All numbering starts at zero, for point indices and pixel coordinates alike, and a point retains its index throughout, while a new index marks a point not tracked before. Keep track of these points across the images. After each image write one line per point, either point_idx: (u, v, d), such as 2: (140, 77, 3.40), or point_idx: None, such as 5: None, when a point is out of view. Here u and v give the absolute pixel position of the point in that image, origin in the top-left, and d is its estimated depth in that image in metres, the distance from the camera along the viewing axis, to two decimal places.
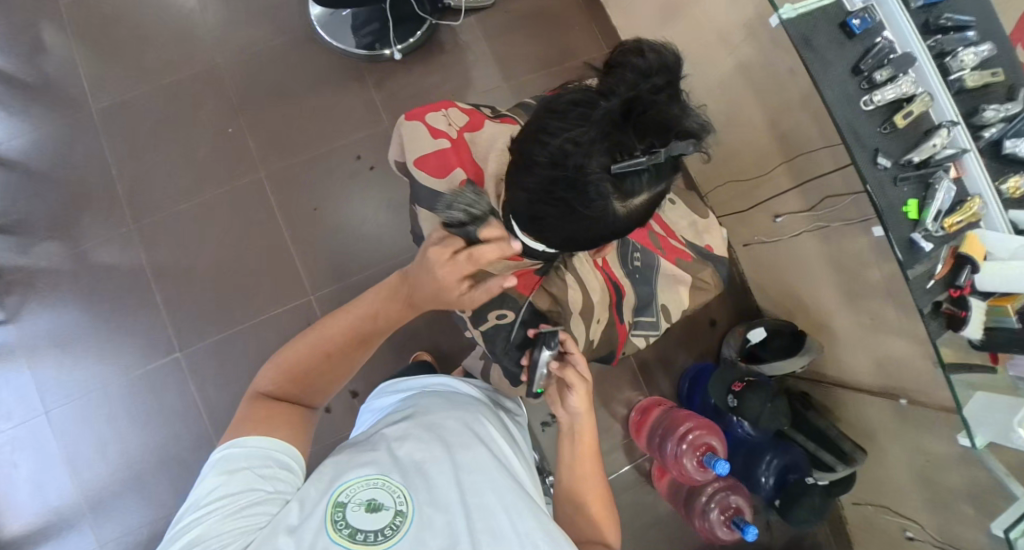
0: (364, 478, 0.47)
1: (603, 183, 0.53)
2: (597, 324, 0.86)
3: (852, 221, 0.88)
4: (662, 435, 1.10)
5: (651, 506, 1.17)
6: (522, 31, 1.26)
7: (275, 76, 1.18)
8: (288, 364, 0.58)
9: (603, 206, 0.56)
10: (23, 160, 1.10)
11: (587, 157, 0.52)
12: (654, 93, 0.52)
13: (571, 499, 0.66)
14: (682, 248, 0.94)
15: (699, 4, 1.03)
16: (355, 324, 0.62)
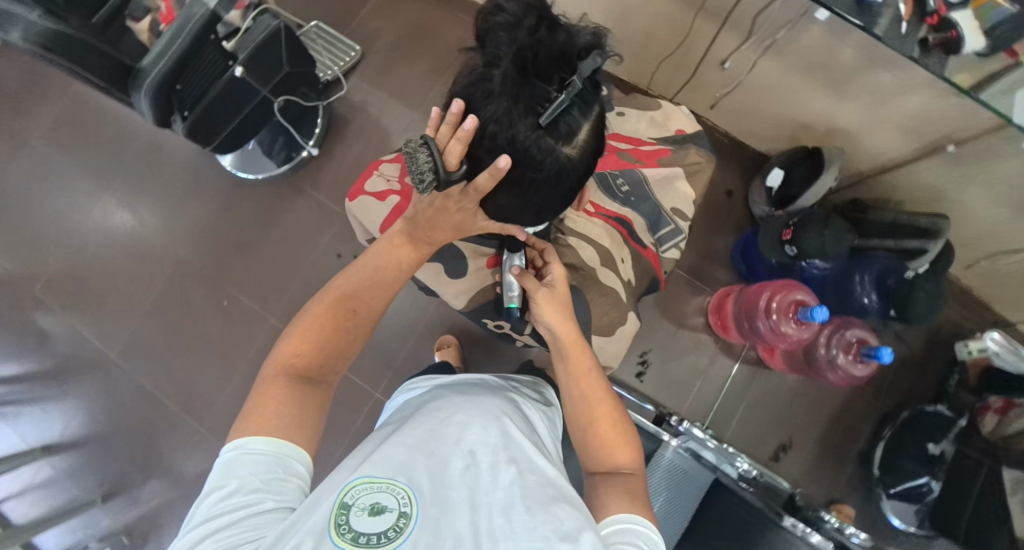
0: (369, 482, 0.48)
1: (543, 137, 0.52)
2: (624, 263, 0.80)
3: (795, 19, 0.82)
4: (745, 311, 1.06)
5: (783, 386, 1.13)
6: (400, 59, 1.25)
7: (231, 235, 1.22)
8: (297, 340, 0.59)
9: (551, 161, 0.54)
10: (84, 433, 1.17)
11: (513, 129, 0.51)
12: (535, 35, 0.50)
13: (580, 410, 0.61)
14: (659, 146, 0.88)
15: None
16: (357, 294, 0.63)
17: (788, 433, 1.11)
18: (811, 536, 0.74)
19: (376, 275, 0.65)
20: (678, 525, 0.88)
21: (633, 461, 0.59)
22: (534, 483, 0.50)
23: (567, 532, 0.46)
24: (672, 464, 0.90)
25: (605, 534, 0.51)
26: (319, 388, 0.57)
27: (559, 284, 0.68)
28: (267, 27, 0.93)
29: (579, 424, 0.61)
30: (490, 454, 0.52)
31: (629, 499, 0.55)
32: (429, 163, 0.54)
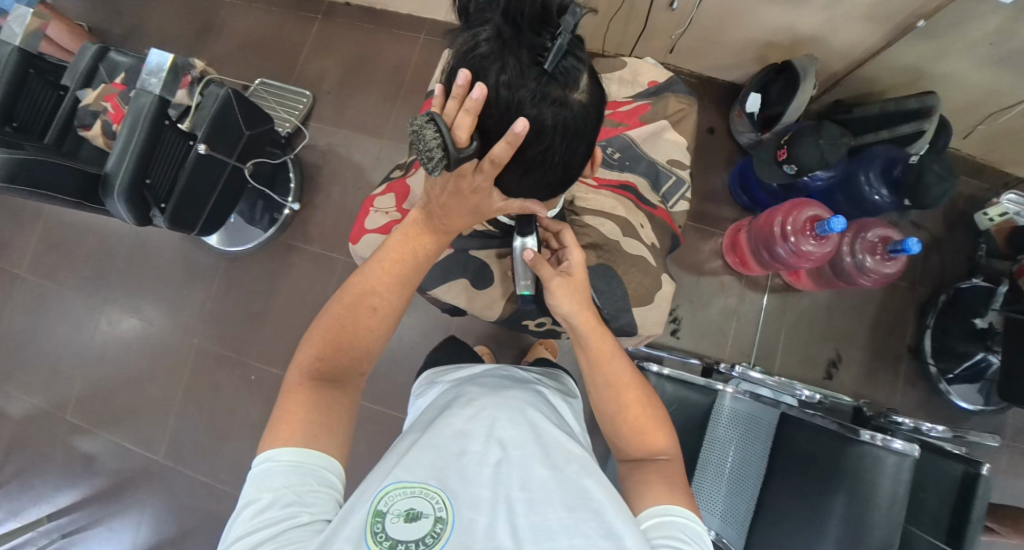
0: (402, 487, 0.47)
1: (551, 86, 0.45)
2: (644, 228, 0.75)
3: None
4: (761, 234, 1.03)
5: (817, 304, 1.11)
6: (353, 91, 1.23)
7: (239, 309, 1.21)
8: (321, 339, 0.58)
9: (566, 115, 0.47)
10: (154, 540, 1.16)
11: (518, 88, 0.45)
12: None
13: (610, 397, 0.60)
14: (638, 103, 0.83)
15: None
16: (377, 288, 0.60)
17: (835, 347, 1.10)
18: (893, 443, 0.72)
19: (393, 266, 0.61)
20: (757, 467, 0.88)
21: (668, 445, 0.58)
22: (569, 477, 0.49)
23: (608, 530, 0.45)
24: (733, 410, 0.93)
25: (646, 528, 0.51)
26: (345, 389, 0.58)
27: (576, 270, 0.64)
28: (216, 96, 0.92)
29: (609, 406, 0.60)
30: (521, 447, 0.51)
31: (665, 489, 0.54)
32: (437, 139, 0.46)
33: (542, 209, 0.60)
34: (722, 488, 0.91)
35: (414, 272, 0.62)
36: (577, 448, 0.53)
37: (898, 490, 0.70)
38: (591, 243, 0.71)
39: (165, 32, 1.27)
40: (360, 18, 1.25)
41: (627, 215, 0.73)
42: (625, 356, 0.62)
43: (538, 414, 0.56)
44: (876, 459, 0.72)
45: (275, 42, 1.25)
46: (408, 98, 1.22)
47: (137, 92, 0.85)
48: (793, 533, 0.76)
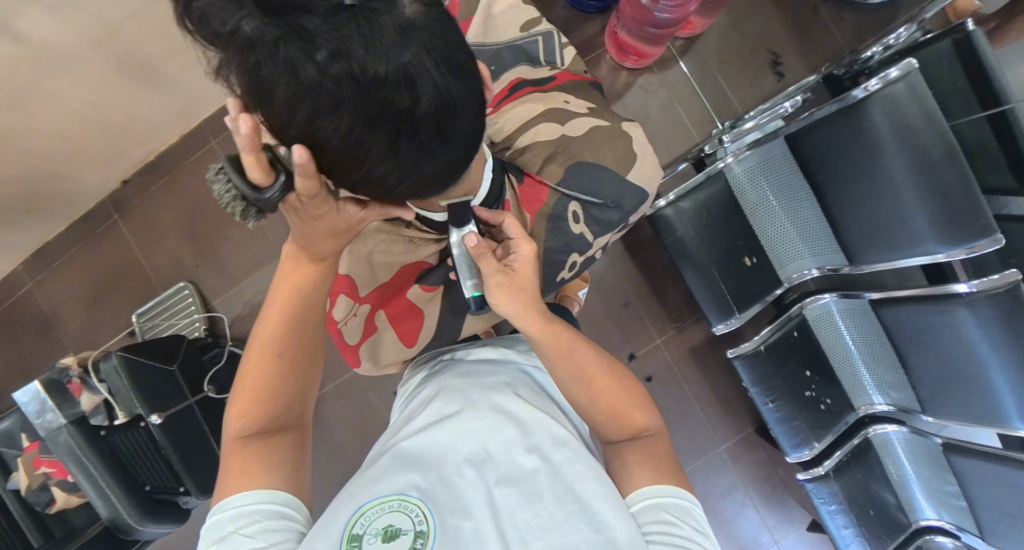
0: (378, 503, 0.46)
1: (372, 14, 0.32)
2: (571, 101, 0.66)
3: None
4: (637, 23, 0.97)
5: (724, 29, 1.07)
6: (217, 245, 1.10)
7: (325, 488, 1.13)
8: (242, 399, 0.52)
9: (419, 31, 0.33)
10: None
11: (344, 42, 0.32)
12: None
13: (579, 390, 0.57)
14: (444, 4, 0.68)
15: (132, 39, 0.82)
16: (273, 333, 0.53)
17: (766, 48, 1.07)
18: (890, 75, 0.73)
19: (283, 306, 0.54)
20: (801, 192, 0.88)
21: (653, 422, 0.58)
22: (553, 467, 0.49)
23: (598, 519, 0.46)
24: (748, 169, 0.90)
25: (636, 511, 0.51)
26: (289, 434, 0.53)
27: (521, 265, 0.55)
28: (114, 369, 0.81)
29: (581, 398, 0.57)
30: (504, 439, 0.50)
31: (653, 471, 0.54)
32: (230, 188, 0.43)
33: (408, 210, 0.51)
34: (792, 233, 0.90)
35: (308, 303, 0.55)
36: (560, 430, 0.53)
37: (924, 102, 0.72)
38: (546, 158, 0.64)
39: (5, 366, 1.07)
40: (150, 182, 1.09)
41: (549, 105, 0.65)
42: (586, 347, 0.59)
43: (516, 398, 0.54)
44: (887, 99, 0.74)
45: (110, 273, 1.09)
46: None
47: (49, 438, 0.73)
48: (869, 203, 0.80)
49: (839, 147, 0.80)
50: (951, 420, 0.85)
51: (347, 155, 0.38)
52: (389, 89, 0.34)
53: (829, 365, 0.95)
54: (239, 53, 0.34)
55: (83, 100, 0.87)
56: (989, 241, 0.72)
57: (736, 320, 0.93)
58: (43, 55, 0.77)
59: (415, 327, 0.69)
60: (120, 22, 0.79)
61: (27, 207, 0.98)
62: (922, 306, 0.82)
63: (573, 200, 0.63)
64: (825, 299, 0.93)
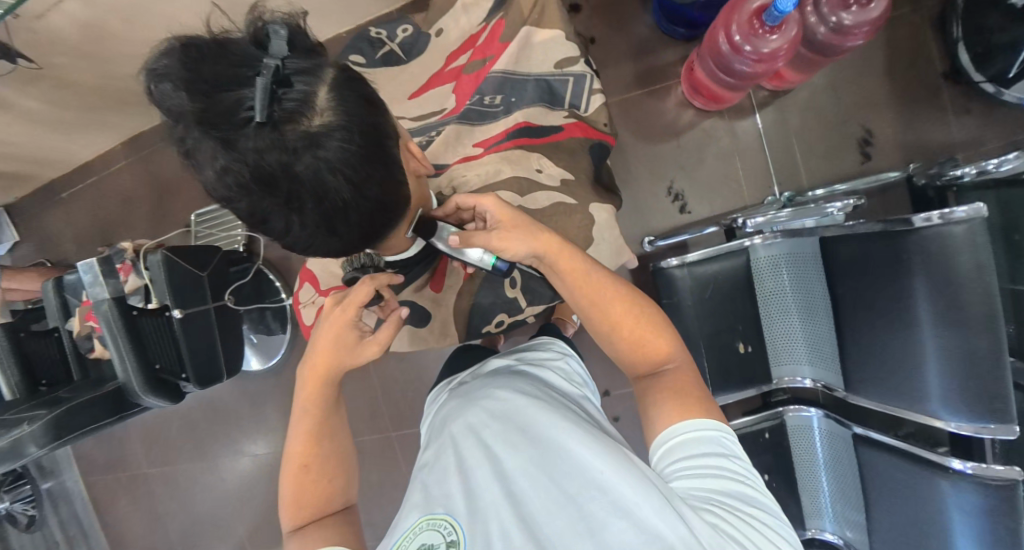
0: (412, 526, 0.44)
1: (282, 130, 0.41)
2: (544, 169, 0.69)
3: None
4: (713, 63, 0.91)
5: (816, 90, 0.96)
6: None
7: None
8: (288, 503, 0.58)
9: (319, 143, 0.41)
10: None
11: (257, 152, 0.41)
12: (183, 89, 0.42)
13: (598, 321, 0.57)
14: (492, 24, 0.75)
15: None
16: (306, 447, 0.59)
17: (860, 123, 0.95)
18: (954, 213, 0.64)
19: (306, 424, 0.60)
20: (821, 298, 0.83)
21: (675, 353, 0.56)
22: (572, 457, 0.43)
23: (621, 505, 0.39)
24: (772, 256, 0.87)
25: (664, 457, 0.48)
26: (330, 518, 0.57)
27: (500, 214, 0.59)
28: (157, 263, 0.94)
29: (601, 327, 0.57)
30: (510, 440, 0.46)
31: (679, 406, 0.50)
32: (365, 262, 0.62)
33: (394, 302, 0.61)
34: (799, 338, 0.86)
35: (322, 413, 0.60)
36: (565, 415, 0.47)
37: (980, 254, 0.63)
38: None
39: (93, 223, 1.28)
40: None
41: (517, 171, 0.68)
42: (598, 268, 0.58)
43: (515, 393, 0.51)
44: (941, 238, 0.65)
45: (182, 171, 1.23)
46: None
47: (93, 305, 0.89)
48: (888, 340, 0.73)
49: (874, 264, 0.74)
50: None
51: (261, 221, 0.47)
52: (293, 188, 0.42)
53: (795, 474, 0.90)
54: (185, 130, 0.44)
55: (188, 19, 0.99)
56: (1003, 429, 0.65)
57: (710, 401, 0.89)
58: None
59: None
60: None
61: (129, 99, 1.12)
62: (905, 462, 0.75)
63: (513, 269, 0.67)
64: (808, 412, 0.88)
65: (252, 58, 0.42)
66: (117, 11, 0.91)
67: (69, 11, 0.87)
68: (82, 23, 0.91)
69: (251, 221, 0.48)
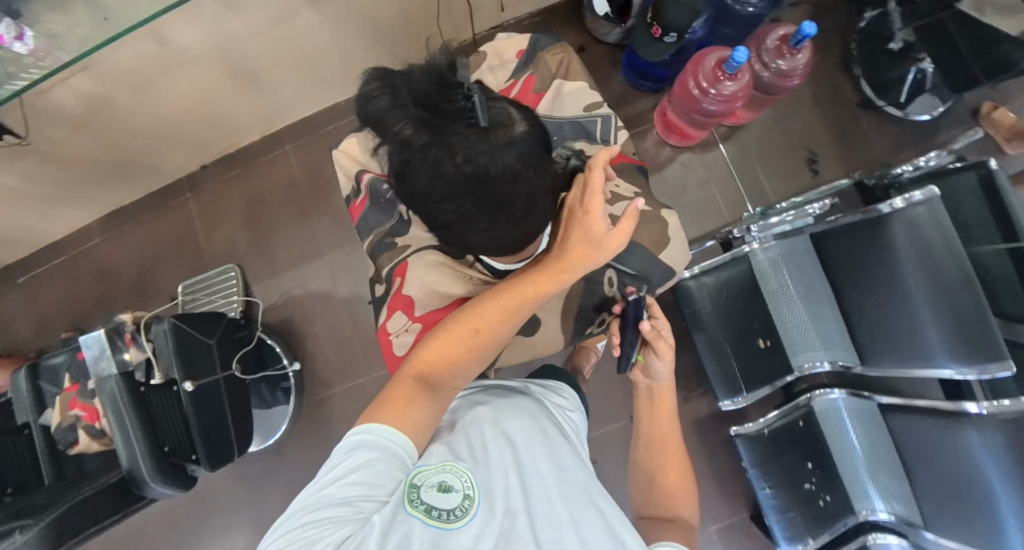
0: (436, 465, 0.50)
1: (495, 133, 0.45)
2: (619, 186, 0.77)
3: None
4: (684, 106, 1.06)
5: (765, 122, 1.14)
6: (270, 237, 1.20)
7: None
8: (428, 349, 0.59)
9: (522, 143, 0.47)
10: None
11: (476, 151, 0.45)
12: (406, 106, 0.46)
13: (653, 450, 0.68)
14: (523, 79, 0.86)
15: (245, 42, 0.97)
16: (489, 317, 0.60)
17: (806, 146, 1.13)
18: (914, 197, 0.81)
19: (505, 302, 0.61)
20: (822, 289, 0.95)
21: (689, 514, 0.63)
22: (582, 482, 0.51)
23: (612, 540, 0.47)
24: (771, 258, 0.98)
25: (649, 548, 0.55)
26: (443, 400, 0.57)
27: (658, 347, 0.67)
28: (163, 332, 0.89)
29: (652, 461, 0.68)
30: (533, 444, 0.53)
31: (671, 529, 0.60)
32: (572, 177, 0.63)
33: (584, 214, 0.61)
34: (807, 323, 0.95)
35: (522, 303, 0.61)
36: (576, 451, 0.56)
37: (945, 228, 0.79)
38: None
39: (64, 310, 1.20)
40: (225, 171, 1.23)
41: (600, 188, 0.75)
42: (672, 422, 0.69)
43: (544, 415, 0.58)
44: (911, 216, 0.82)
45: (171, 243, 1.21)
46: (318, 204, 1.21)
47: (97, 382, 0.81)
48: (887, 312, 0.86)
49: (864, 250, 0.88)
50: (958, 542, 0.83)
51: (456, 224, 0.50)
52: (499, 183, 0.47)
53: (832, 462, 0.96)
54: (395, 144, 0.47)
55: (193, 94, 1.04)
56: (997, 366, 0.74)
57: (743, 399, 0.97)
58: (173, 53, 0.93)
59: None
60: (242, 35, 0.97)
61: (119, 174, 1.13)
62: (931, 420, 0.85)
63: (610, 268, 0.71)
64: (834, 394, 0.98)
65: (455, 81, 0.47)
66: (125, 83, 0.94)
67: (76, 86, 0.89)
68: (86, 98, 0.92)
69: (451, 226, 0.51)
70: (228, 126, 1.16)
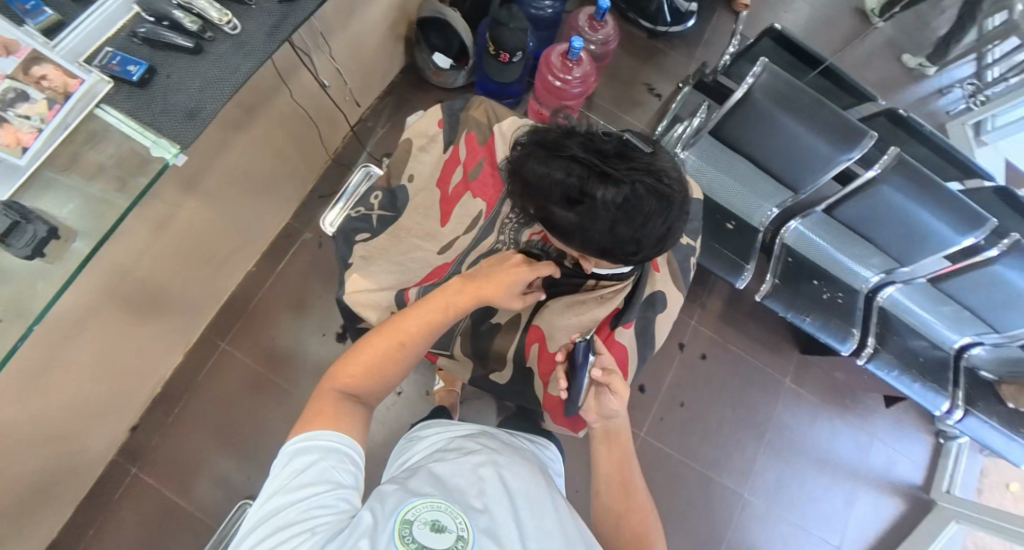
0: (428, 502, 0.47)
1: (648, 160, 0.63)
2: None
3: (311, 26, 0.94)
4: (554, 103, 1.24)
5: (608, 82, 1.36)
6: (264, 443, 1.11)
7: None
8: (360, 358, 0.59)
9: (661, 161, 0.64)
10: None
11: (647, 174, 0.61)
12: (585, 160, 0.61)
13: (621, 495, 0.62)
14: (463, 141, 1.06)
15: (128, 264, 0.87)
16: (411, 328, 0.62)
17: (644, 83, 1.37)
18: (756, 72, 0.99)
19: (427, 316, 0.63)
20: (736, 160, 1.19)
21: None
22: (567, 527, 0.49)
23: None
24: (695, 165, 1.21)
25: None
26: (361, 407, 0.57)
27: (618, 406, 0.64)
28: None
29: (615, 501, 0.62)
30: (529, 494, 0.51)
31: None
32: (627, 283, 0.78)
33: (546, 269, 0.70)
34: (744, 192, 1.22)
35: (441, 321, 0.64)
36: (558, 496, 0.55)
37: (786, 78, 0.99)
38: None
39: None
40: (163, 414, 1.10)
41: None
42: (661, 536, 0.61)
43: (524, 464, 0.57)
44: (762, 86, 1.00)
45: (152, 525, 1.04)
46: (289, 374, 1.16)
47: None
48: (793, 152, 1.08)
49: (750, 125, 1.07)
50: (921, 259, 1.12)
51: (643, 234, 0.64)
52: (668, 188, 0.62)
53: (823, 269, 1.23)
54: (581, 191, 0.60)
55: (89, 353, 0.88)
56: (868, 139, 0.98)
57: (748, 273, 1.17)
58: (58, 320, 0.79)
59: (627, 354, 0.86)
60: (129, 263, 0.87)
61: (44, 499, 0.93)
62: (857, 198, 1.10)
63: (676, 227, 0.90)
64: (793, 226, 1.24)
65: (596, 137, 0.65)
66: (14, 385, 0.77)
67: None
68: None
69: (637, 237, 0.64)
70: (145, 368, 1.04)
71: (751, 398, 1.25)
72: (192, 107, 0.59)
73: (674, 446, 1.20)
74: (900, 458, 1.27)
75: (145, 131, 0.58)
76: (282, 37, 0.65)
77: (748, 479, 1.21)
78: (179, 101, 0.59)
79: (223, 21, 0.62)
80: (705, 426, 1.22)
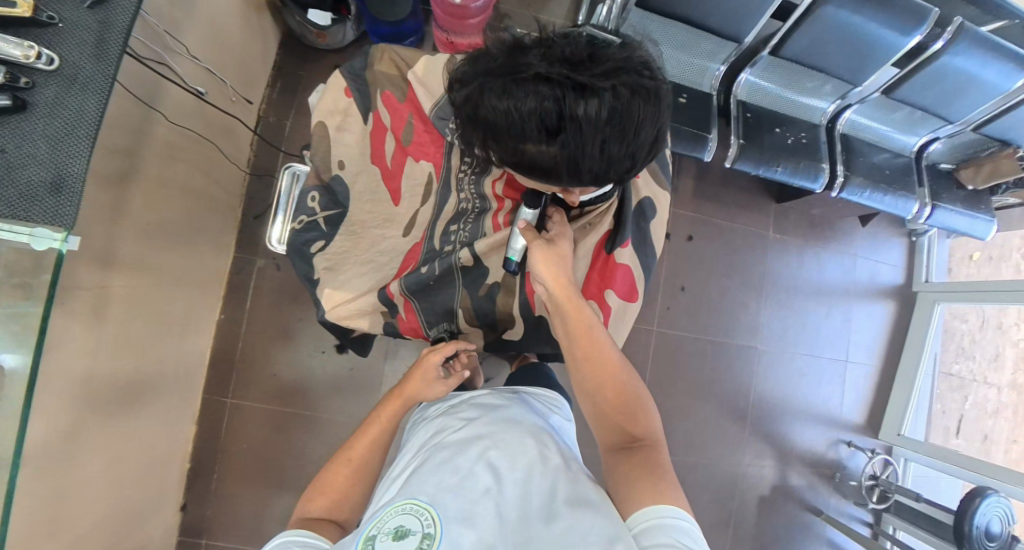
0: (396, 508, 0.45)
1: (627, 54, 0.57)
2: None
3: (156, 28, 0.77)
4: (457, 26, 1.10)
5: None
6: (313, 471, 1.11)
7: None
8: (319, 488, 0.59)
9: (638, 51, 0.59)
10: None
11: (631, 70, 0.55)
12: (558, 72, 0.53)
13: (594, 373, 0.65)
14: (382, 102, 0.94)
15: (95, 365, 0.79)
16: (363, 446, 0.61)
17: None
18: None
19: (372, 429, 0.63)
20: (671, 27, 1.09)
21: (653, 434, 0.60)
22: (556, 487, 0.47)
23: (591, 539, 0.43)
24: None
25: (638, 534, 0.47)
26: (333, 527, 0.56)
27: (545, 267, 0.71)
28: None
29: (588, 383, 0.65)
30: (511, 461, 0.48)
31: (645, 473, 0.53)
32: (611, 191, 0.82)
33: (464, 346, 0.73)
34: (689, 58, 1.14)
35: (386, 433, 0.63)
36: (555, 449, 0.52)
37: None
38: None
39: None
40: (204, 484, 1.08)
41: None
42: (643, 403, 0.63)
43: (520, 426, 0.54)
44: None
45: None
46: (307, 400, 1.13)
47: None
48: None
49: None
50: (873, 72, 1.10)
51: (641, 144, 0.59)
52: (654, 83, 0.57)
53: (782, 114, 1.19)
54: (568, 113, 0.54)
55: (104, 463, 0.83)
56: None
57: (712, 145, 1.11)
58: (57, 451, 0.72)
59: (632, 274, 0.88)
60: (93, 367, 0.78)
61: None
62: (802, 29, 1.05)
63: None
64: (744, 78, 1.18)
65: (559, 43, 0.57)
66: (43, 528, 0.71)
67: None
68: None
69: (636, 149, 0.59)
70: (163, 451, 0.99)
71: (742, 259, 1.29)
72: (55, 179, 0.48)
73: (687, 329, 1.25)
74: (879, 264, 1.37)
75: (13, 225, 0.47)
76: (114, 52, 0.52)
77: (758, 331, 1.29)
78: (31, 176, 0.47)
79: (33, 57, 0.48)
80: (710, 299, 1.27)
